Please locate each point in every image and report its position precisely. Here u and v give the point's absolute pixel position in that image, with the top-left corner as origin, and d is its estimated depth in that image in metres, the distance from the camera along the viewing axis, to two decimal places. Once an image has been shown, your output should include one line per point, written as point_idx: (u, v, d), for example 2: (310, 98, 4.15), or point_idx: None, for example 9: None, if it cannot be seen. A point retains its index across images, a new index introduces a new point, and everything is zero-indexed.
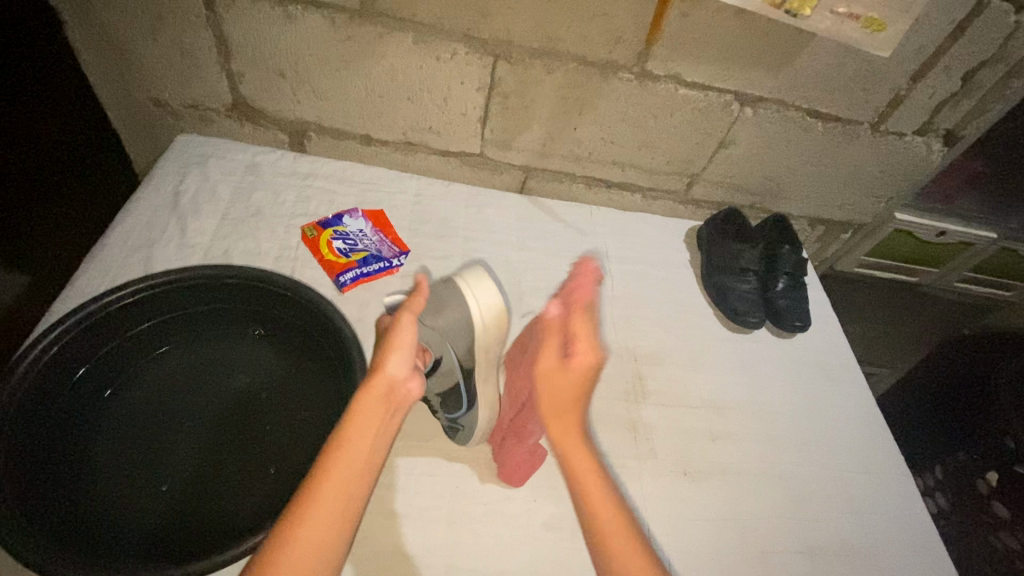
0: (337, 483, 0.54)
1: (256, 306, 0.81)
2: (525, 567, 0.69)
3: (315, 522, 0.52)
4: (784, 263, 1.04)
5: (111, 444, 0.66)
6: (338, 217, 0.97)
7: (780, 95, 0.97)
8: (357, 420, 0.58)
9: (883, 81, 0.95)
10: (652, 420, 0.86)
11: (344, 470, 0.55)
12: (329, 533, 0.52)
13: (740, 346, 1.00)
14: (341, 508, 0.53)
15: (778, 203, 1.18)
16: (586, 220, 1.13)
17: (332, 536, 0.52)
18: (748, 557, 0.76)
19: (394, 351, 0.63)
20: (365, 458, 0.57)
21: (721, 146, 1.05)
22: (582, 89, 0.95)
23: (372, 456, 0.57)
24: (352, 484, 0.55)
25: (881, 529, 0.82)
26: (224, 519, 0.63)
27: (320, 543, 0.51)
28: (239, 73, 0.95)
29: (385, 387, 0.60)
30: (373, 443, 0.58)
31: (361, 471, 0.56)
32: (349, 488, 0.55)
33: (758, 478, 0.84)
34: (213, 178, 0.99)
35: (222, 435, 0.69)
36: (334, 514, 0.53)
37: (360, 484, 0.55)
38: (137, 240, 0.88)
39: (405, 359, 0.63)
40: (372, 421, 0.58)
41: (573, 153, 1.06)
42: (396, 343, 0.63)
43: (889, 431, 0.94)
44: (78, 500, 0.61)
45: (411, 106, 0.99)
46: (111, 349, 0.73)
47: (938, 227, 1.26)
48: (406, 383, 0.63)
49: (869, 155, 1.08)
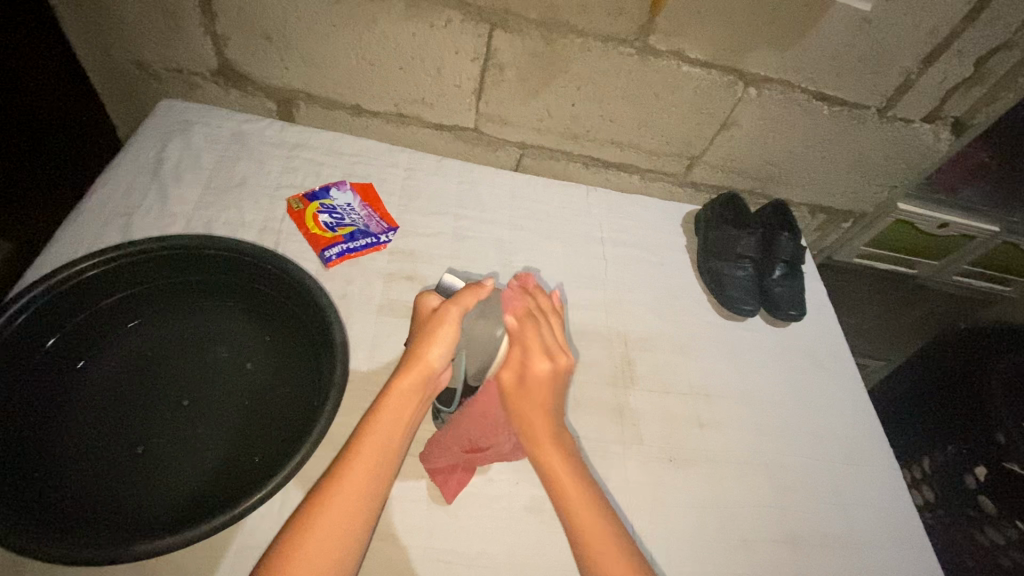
0: (363, 468, 0.57)
1: (236, 280, 0.78)
2: (505, 550, 0.68)
3: (340, 505, 0.54)
4: (783, 250, 1.01)
5: (85, 419, 0.64)
6: (326, 190, 0.94)
7: (786, 76, 0.93)
8: (387, 408, 0.61)
9: (893, 64, 0.92)
10: (640, 406, 0.85)
11: (370, 456, 0.58)
12: (357, 510, 0.55)
13: (732, 334, 0.98)
14: (373, 481, 0.57)
15: (779, 188, 1.15)
16: (581, 200, 1.10)
17: (361, 514, 0.55)
18: (729, 544, 0.75)
19: (436, 343, 0.63)
20: (390, 445, 0.59)
21: (722, 128, 1.02)
22: (580, 63, 0.91)
23: (399, 444, 0.60)
24: (381, 465, 0.58)
25: (867, 522, 0.82)
26: (195, 496, 0.62)
27: (345, 524, 0.54)
28: (225, 37, 0.91)
29: (424, 375, 0.63)
30: (401, 430, 0.60)
31: (392, 450, 0.59)
32: (379, 465, 0.58)
33: (743, 466, 0.83)
34: (196, 145, 0.96)
35: (198, 412, 0.67)
36: (359, 497, 0.55)
37: (389, 462, 0.59)
38: (116, 207, 0.85)
39: (448, 352, 0.64)
40: (400, 411, 0.61)
41: (571, 130, 1.03)
42: (446, 334, 0.64)
43: (878, 422, 0.93)
44: (51, 477, 0.59)
45: (403, 76, 0.95)
46: (82, 320, 0.70)
47: (940, 219, 1.24)
48: (442, 374, 0.65)
49: (875, 142, 1.05)
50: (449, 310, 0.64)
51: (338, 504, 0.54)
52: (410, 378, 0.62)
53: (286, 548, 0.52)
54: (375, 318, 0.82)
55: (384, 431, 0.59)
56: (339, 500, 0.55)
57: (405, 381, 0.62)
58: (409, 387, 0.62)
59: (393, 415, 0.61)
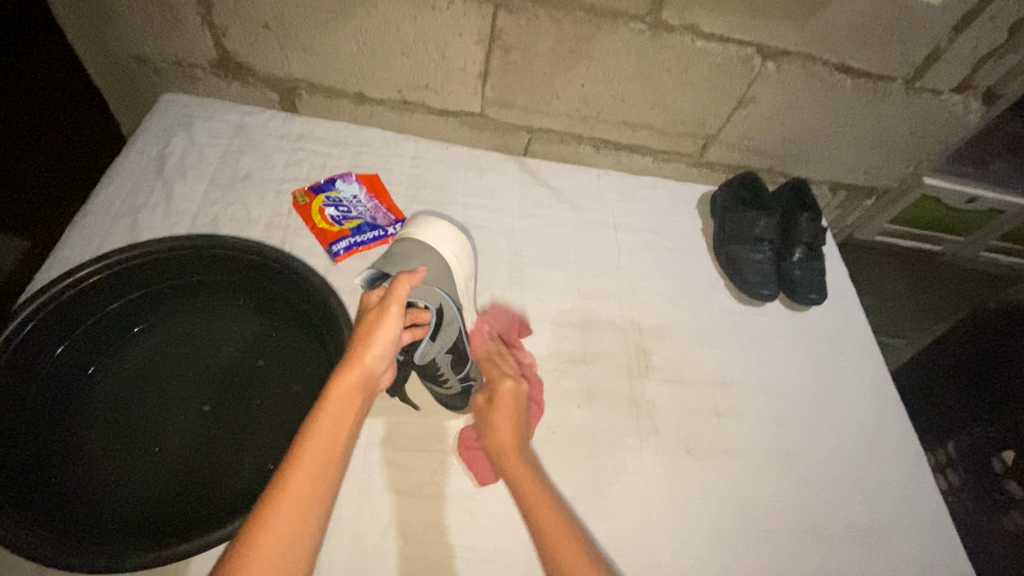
0: (309, 471, 0.51)
1: (243, 277, 0.77)
2: (521, 547, 0.68)
3: (285, 513, 0.48)
4: (802, 232, 0.97)
5: (96, 425, 0.64)
6: (331, 182, 0.92)
7: (807, 48, 0.89)
8: (328, 410, 0.54)
9: (922, 32, 0.87)
10: (656, 396, 0.84)
11: (317, 459, 0.51)
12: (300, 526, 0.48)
13: (749, 320, 0.96)
14: (317, 492, 0.50)
15: (798, 166, 1.11)
16: (592, 184, 1.07)
17: (304, 530, 0.48)
18: (749, 535, 0.74)
19: (377, 342, 0.57)
20: (334, 449, 0.53)
21: (739, 105, 0.97)
22: (589, 42, 0.88)
23: (345, 446, 0.54)
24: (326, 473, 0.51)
25: (890, 510, 0.80)
26: (211, 496, 0.62)
27: (291, 534, 0.48)
28: (223, 27, 0.89)
29: (361, 379, 0.56)
30: (344, 433, 0.54)
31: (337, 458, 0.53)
32: (324, 473, 0.51)
33: (763, 455, 0.81)
34: (199, 139, 0.94)
35: (209, 412, 0.67)
36: (303, 508, 0.49)
37: (336, 469, 0.52)
38: (122, 207, 0.84)
39: (388, 350, 0.58)
40: (344, 414, 0.54)
41: (580, 112, 1.00)
42: (388, 333, 0.58)
43: (902, 410, 0.90)
44: (66, 485, 0.60)
45: (406, 62, 0.92)
46: (92, 325, 0.70)
47: (968, 193, 1.18)
48: (380, 377, 0.59)
49: (901, 115, 0.99)
50: (390, 308, 0.58)
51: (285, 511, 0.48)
52: (348, 382, 0.56)
53: (232, 561, 0.45)
54: None
55: (325, 440, 0.52)
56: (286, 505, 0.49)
57: (340, 386, 0.55)
58: (346, 390, 0.55)
59: (335, 416, 0.54)
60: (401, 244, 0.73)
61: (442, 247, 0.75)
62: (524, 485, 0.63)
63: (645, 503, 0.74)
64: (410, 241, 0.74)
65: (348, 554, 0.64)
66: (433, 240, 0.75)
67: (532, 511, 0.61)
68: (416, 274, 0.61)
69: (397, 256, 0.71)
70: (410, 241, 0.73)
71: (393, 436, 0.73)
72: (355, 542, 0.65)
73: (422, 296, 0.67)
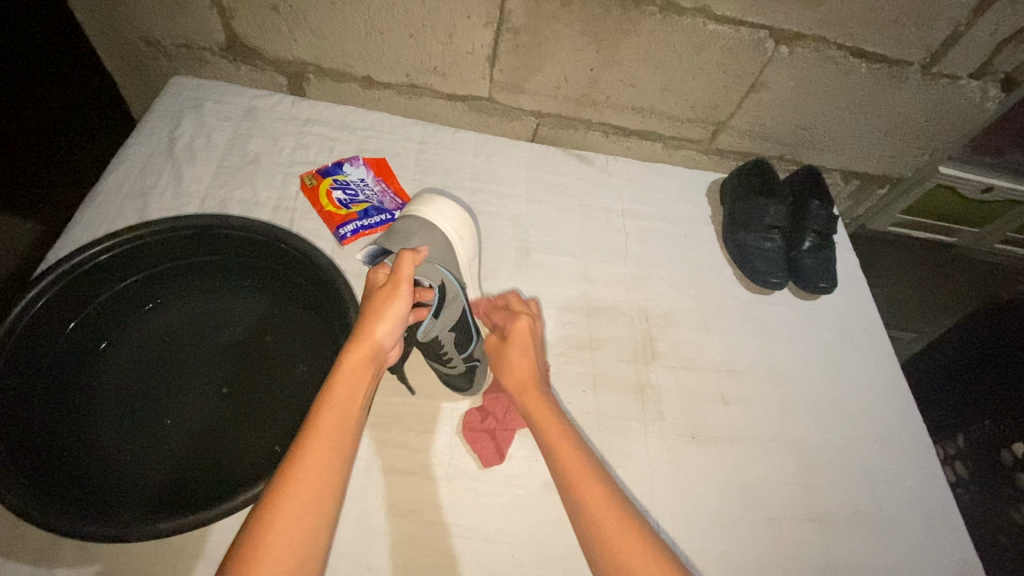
0: (325, 443, 0.51)
1: (252, 258, 0.77)
2: (524, 527, 0.68)
3: (308, 481, 0.49)
4: (813, 220, 0.96)
5: (111, 399, 0.65)
6: (339, 166, 0.92)
7: (821, 32, 0.87)
8: (340, 383, 0.54)
9: (939, 15, 0.84)
10: (661, 382, 0.84)
11: (332, 431, 0.52)
12: (320, 492, 0.49)
13: (758, 308, 0.95)
14: (335, 460, 0.51)
15: (810, 154, 1.10)
16: (600, 171, 1.06)
17: (324, 498, 0.49)
18: (754, 521, 0.74)
19: (387, 317, 0.57)
20: (347, 423, 0.53)
21: (751, 91, 0.96)
22: (598, 24, 0.86)
23: (358, 416, 0.54)
24: (342, 442, 0.52)
25: (896, 499, 0.80)
26: (219, 472, 0.63)
27: (313, 500, 0.49)
28: (231, 9, 0.89)
29: (370, 354, 0.57)
30: (357, 406, 0.54)
31: (351, 427, 0.53)
32: (340, 443, 0.52)
33: (769, 442, 0.81)
34: (208, 122, 0.95)
35: (218, 390, 0.68)
36: (323, 475, 0.50)
37: (351, 437, 0.53)
38: (132, 188, 0.85)
39: (397, 326, 0.58)
40: (355, 389, 0.54)
41: (589, 96, 0.99)
42: (398, 310, 0.58)
43: (913, 401, 0.89)
44: (80, 457, 0.61)
45: (414, 45, 0.92)
46: (104, 303, 0.71)
47: (985, 183, 1.16)
48: (388, 353, 0.59)
49: (917, 101, 0.97)
50: (403, 285, 0.58)
51: (306, 479, 0.49)
52: (358, 356, 0.56)
53: (257, 526, 0.46)
54: None
55: (340, 410, 0.53)
56: (306, 474, 0.49)
57: (351, 360, 0.55)
58: (356, 364, 0.55)
59: (347, 390, 0.54)
60: (402, 224, 0.73)
61: (445, 225, 0.75)
62: (569, 461, 0.61)
63: (648, 489, 0.74)
64: (416, 218, 0.73)
65: (352, 532, 0.65)
66: (436, 218, 0.74)
67: (579, 488, 0.59)
68: (419, 253, 0.61)
69: (399, 233, 0.71)
70: (413, 220, 0.73)
71: (398, 417, 0.73)
72: (359, 520, 0.66)
73: (424, 275, 0.66)
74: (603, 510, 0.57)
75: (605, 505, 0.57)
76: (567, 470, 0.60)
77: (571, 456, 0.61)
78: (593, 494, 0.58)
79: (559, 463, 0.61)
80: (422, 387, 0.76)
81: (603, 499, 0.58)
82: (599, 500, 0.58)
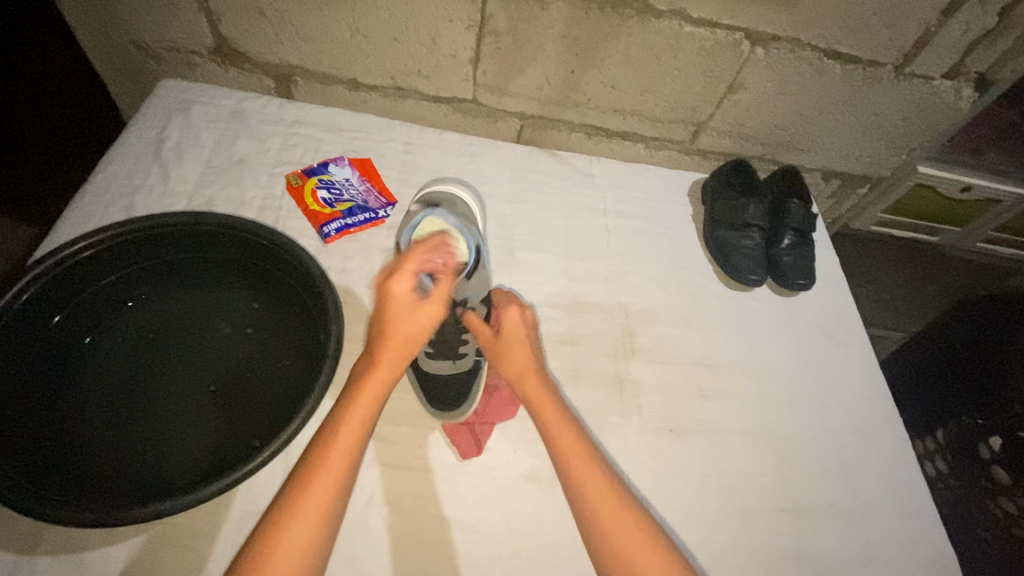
0: (337, 462, 0.57)
1: (233, 255, 0.79)
2: (501, 519, 0.69)
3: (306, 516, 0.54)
4: (791, 218, 0.98)
5: (95, 391, 0.66)
6: (324, 166, 0.94)
7: (796, 33, 0.89)
8: (348, 425, 0.59)
9: (910, 17, 0.86)
10: (640, 376, 0.85)
11: (334, 472, 0.56)
12: (316, 529, 0.54)
13: (737, 305, 0.97)
14: (333, 499, 0.56)
15: (790, 153, 1.11)
16: (584, 171, 1.08)
17: (317, 537, 0.54)
18: (730, 513, 0.75)
19: (421, 339, 0.63)
20: (357, 444, 0.59)
21: (729, 92, 0.98)
22: (577, 27, 0.88)
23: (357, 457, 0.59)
24: (341, 483, 0.57)
25: (871, 492, 0.81)
26: (200, 463, 0.64)
27: (307, 536, 0.53)
28: (219, 13, 0.91)
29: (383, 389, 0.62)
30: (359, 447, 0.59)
31: (350, 468, 0.58)
32: (339, 483, 0.56)
33: (747, 437, 0.82)
34: (196, 124, 0.96)
35: (200, 384, 0.69)
36: (321, 512, 0.54)
37: (349, 477, 0.58)
38: (120, 187, 0.87)
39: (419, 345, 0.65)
40: (359, 428, 0.59)
41: (571, 98, 1.01)
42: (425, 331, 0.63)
43: (890, 395, 0.91)
44: (64, 447, 0.62)
45: (398, 48, 0.94)
46: (87, 298, 0.72)
47: (964, 183, 1.18)
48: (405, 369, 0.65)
49: (893, 100, 0.99)
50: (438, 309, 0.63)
51: (305, 516, 0.54)
52: (367, 396, 0.61)
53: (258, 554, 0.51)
54: (374, 293, 0.83)
55: (345, 451, 0.58)
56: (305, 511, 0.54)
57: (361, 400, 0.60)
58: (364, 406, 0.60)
59: (353, 431, 0.59)
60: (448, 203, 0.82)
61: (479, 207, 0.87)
62: (562, 440, 0.66)
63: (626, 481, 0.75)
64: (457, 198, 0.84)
65: None
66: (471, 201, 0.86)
67: (572, 464, 0.64)
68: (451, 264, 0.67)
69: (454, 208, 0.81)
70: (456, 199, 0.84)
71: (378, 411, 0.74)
72: None
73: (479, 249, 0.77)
74: (593, 486, 0.62)
75: (595, 482, 0.63)
76: (563, 448, 0.65)
77: (566, 436, 0.66)
78: (586, 474, 0.63)
79: (553, 441, 0.66)
80: (403, 381, 0.78)
81: (595, 476, 0.63)
82: (591, 475, 0.63)
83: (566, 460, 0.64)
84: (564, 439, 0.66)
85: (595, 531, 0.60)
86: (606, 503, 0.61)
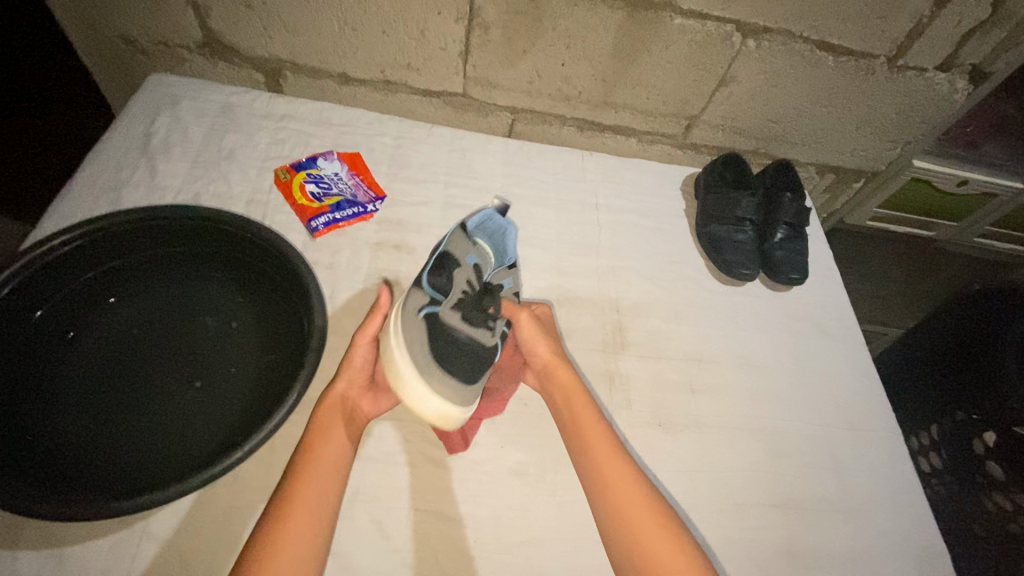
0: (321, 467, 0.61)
1: (218, 249, 0.79)
2: (486, 514, 0.68)
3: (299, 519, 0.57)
4: (784, 212, 0.97)
5: (77, 384, 0.66)
6: (313, 160, 0.94)
7: (788, 25, 0.88)
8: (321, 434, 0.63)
9: (902, 8, 0.86)
10: (630, 371, 0.84)
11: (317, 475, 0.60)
12: (310, 531, 0.57)
13: (729, 299, 0.96)
14: (321, 501, 0.59)
15: (784, 147, 1.11)
16: (576, 165, 1.07)
17: (313, 537, 0.56)
18: (719, 508, 0.75)
19: (346, 372, 0.68)
20: (336, 450, 0.63)
21: (721, 85, 0.97)
22: (567, 19, 0.88)
23: (338, 462, 0.63)
24: (325, 485, 0.60)
25: (861, 486, 0.80)
26: (181, 457, 0.64)
27: (304, 538, 0.56)
28: (206, 7, 0.90)
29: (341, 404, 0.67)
30: (336, 452, 0.63)
31: (333, 472, 0.61)
32: (325, 485, 0.60)
33: (737, 432, 0.82)
34: (185, 118, 0.96)
35: (182, 377, 0.69)
36: (313, 515, 0.58)
37: (333, 481, 0.61)
38: (106, 182, 0.86)
39: (353, 377, 0.69)
40: (333, 436, 0.64)
41: (562, 91, 1.00)
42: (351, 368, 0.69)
43: (881, 389, 0.90)
44: (45, 440, 0.62)
45: (387, 41, 0.93)
46: (69, 292, 0.71)
47: (960, 177, 1.17)
48: (358, 401, 0.69)
49: (887, 93, 0.98)
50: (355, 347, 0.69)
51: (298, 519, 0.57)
52: (332, 408, 0.66)
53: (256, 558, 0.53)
54: (362, 288, 0.83)
55: (325, 457, 0.62)
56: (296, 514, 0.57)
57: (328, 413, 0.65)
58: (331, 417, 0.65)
59: (326, 437, 0.63)
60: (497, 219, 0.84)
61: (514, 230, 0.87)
62: (593, 441, 0.67)
63: None
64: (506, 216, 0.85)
65: None
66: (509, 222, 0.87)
67: (604, 464, 0.65)
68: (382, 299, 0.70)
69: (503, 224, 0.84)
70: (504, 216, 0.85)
71: None
72: None
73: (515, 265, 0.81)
74: (624, 487, 0.63)
75: (626, 483, 0.64)
76: (594, 449, 0.66)
77: (598, 437, 0.67)
78: (619, 476, 0.64)
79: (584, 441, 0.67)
80: None
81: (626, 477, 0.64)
82: (621, 474, 0.64)
83: (597, 460, 0.66)
84: (598, 440, 0.67)
85: (625, 529, 0.61)
86: (634, 504, 0.62)
